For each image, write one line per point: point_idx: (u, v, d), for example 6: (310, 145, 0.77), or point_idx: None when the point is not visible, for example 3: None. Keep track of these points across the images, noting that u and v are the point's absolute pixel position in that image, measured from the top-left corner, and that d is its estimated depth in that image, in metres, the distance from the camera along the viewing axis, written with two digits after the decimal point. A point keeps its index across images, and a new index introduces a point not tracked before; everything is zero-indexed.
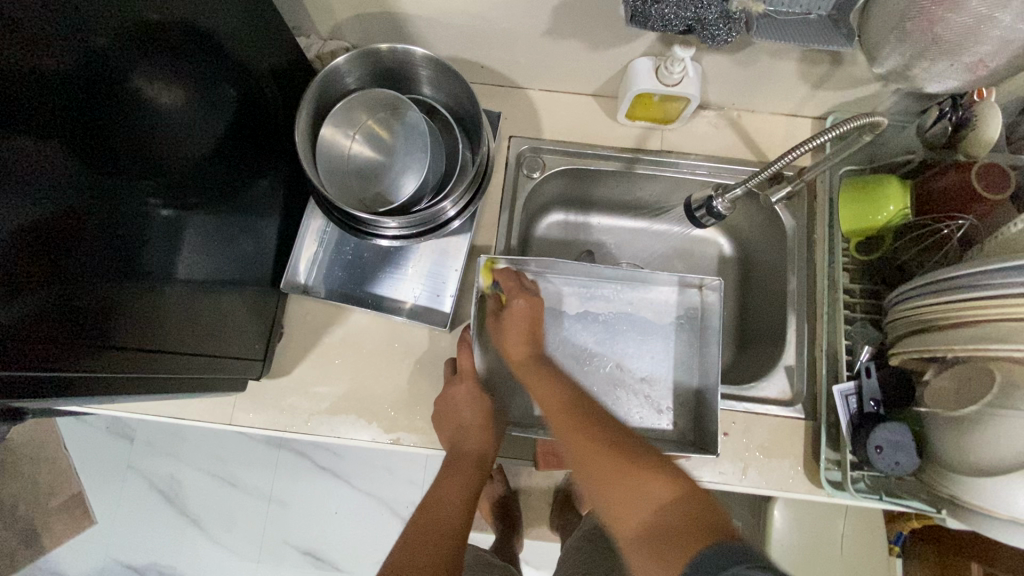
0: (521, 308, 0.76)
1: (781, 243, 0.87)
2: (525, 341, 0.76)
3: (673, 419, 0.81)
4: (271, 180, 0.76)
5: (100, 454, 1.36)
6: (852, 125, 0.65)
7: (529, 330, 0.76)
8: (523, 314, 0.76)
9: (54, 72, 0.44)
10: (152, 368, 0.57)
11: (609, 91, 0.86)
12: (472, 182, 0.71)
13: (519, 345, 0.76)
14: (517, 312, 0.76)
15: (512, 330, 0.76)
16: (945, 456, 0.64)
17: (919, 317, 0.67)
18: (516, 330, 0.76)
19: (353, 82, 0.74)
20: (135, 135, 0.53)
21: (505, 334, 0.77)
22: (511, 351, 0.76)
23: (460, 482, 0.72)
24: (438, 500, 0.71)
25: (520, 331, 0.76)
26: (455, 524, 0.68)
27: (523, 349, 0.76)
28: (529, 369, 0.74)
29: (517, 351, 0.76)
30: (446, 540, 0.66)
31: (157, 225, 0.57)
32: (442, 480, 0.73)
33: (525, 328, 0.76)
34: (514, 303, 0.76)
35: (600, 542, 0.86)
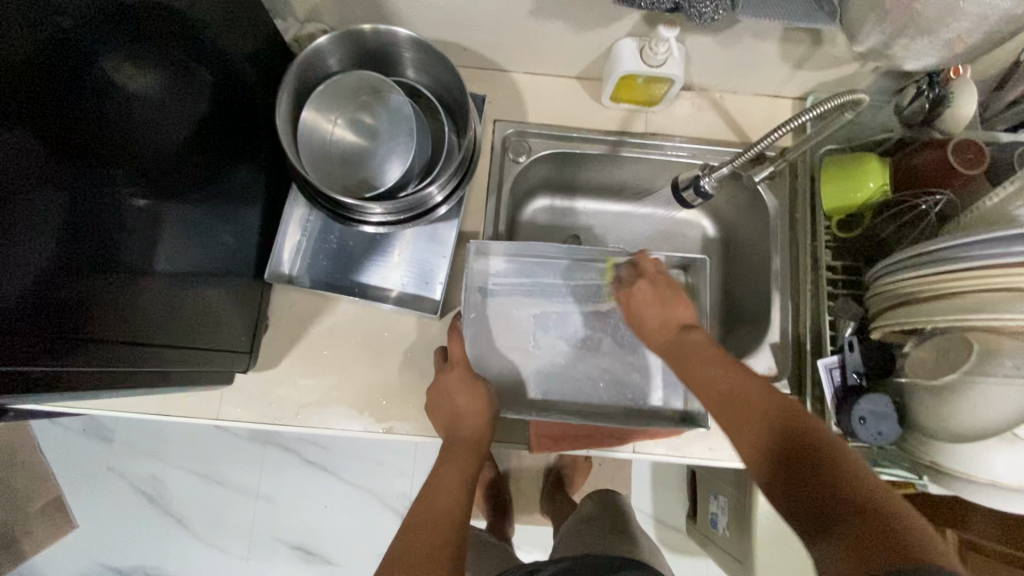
0: (641, 290, 0.74)
1: (764, 223, 0.88)
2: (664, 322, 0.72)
3: (664, 394, 0.82)
4: (251, 168, 0.73)
5: (79, 457, 1.33)
6: (835, 103, 0.66)
7: (665, 306, 0.72)
8: (649, 291, 0.73)
9: (17, 58, 0.42)
10: (133, 362, 0.56)
11: (593, 73, 0.86)
12: (459, 167, 0.70)
13: (659, 325, 0.72)
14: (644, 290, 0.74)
15: (648, 309, 0.73)
16: (926, 423, 0.66)
17: (898, 291, 0.68)
18: (648, 310, 0.73)
19: (336, 64, 0.72)
20: (106, 122, 0.51)
21: (644, 313, 0.74)
22: (652, 330, 0.73)
23: (459, 467, 0.71)
24: (438, 486, 0.69)
25: (654, 311, 0.73)
26: (458, 507, 0.67)
27: (661, 329, 0.72)
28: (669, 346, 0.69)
29: (656, 331, 0.72)
30: (449, 524, 0.64)
31: (134, 216, 0.55)
32: (442, 466, 0.71)
33: (659, 306, 0.72)
34: (636, 284, 0.75)
35: (598, 526, 0.87)
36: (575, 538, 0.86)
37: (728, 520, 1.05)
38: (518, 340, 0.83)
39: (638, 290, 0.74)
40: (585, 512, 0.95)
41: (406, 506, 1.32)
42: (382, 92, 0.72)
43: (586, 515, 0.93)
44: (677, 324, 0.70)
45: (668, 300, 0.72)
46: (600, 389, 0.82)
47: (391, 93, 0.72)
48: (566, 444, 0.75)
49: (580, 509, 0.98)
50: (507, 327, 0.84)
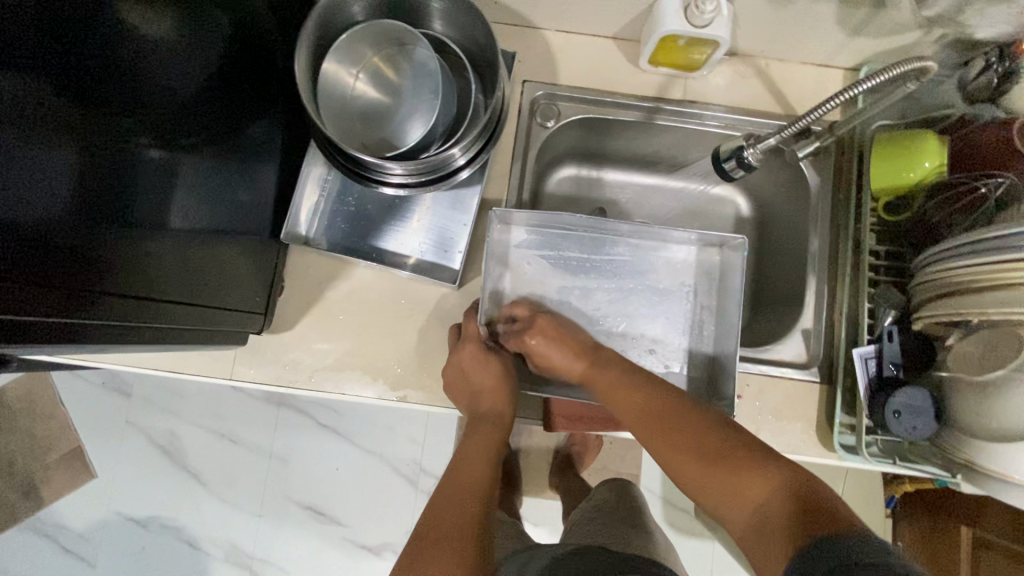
0: (544, 324, 0.74)
1: (804, 204, 0.83)
2: (652, 417, 0.63)
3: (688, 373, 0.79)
4: (269, 121, 0.70)
5: (97, 409, 1.35)
6: (902, 70, 0.59)
7: (576, 350, 0.73)
8: (545, 336, 0.74)
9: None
10: (148, 317, 0.54)
11: (631, 34, 0.81)
12: (484, 128, 0.66)
13: (667, 437, 0.61)
14: (539, 332, 0.74)
15: (551, 348, 0.73)
16: (962, 421, 0.62)
17: (951, 280, 0.63)
18: (554, 353, 0.73)
19: (361, 12, 0.68)
20: (120, 68, 0.48)
21: (543, 346, 0.73)
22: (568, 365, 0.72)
23: (484, 445, 0.69)
24: (465, 463, 0.67)
25: (563, 352, 0.73)
26: (485, 484, 0.65)
27: (577, 370, 0.72)
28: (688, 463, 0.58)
29: (570, 363, 0.73)
30: (474, 500, 0.62)
31: (148, 167, 0.53)
32: (467, 444, 0.70)
33: (565, 347, 0.73)
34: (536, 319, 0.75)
35: (613, 516, 0.86)
36: (591, 526, 0.85)
37: None
38: None
39: (536, 334, 0.74)
40: (600, 499, 0.95)
41: (416, 474, 1.33)
42: (407, 44, 0.68)
43: (603, 504, 0.92)
44: (589, 349, 0.73)
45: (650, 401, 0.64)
46: None
47: (417, 46, 0.68)
48: (582, 424, 0.75)
49: (593, 495, 0.98)
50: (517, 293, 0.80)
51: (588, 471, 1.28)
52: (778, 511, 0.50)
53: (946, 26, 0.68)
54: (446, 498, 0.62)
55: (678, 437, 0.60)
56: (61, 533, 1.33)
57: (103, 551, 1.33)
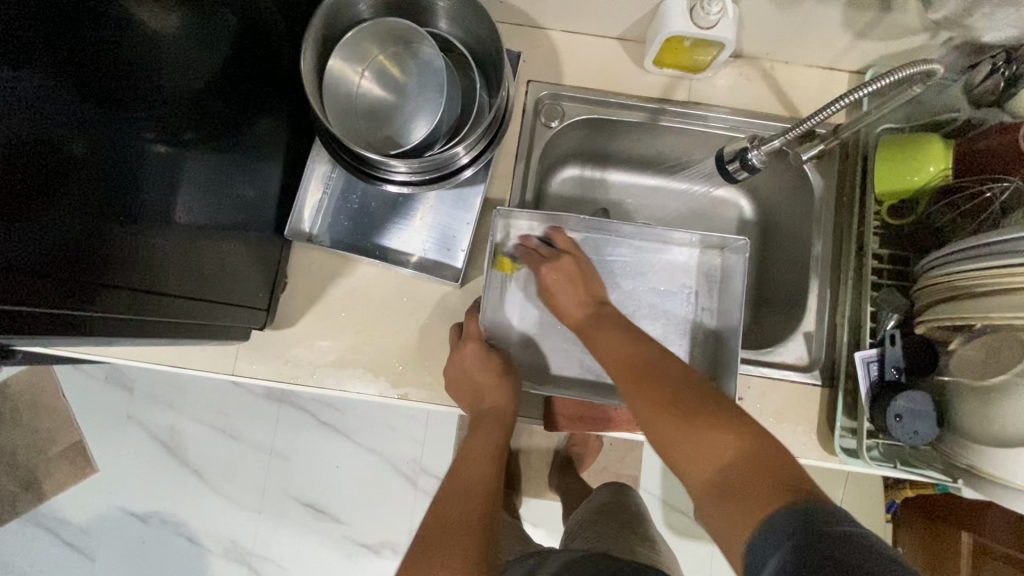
0: (566, 265, 0.75)
1: (808, 207, 0.83)
2: (634, 371, 0.62)
3: None
4: (274, 119, 0.71)
5: (99, 404, 1.36)
6: (909, 73, 0.59)
7: (585, 299, 0.74)
8: (564, 275, 0.75)
9: None
10: (153, 310, 0.55)
11: (636, 35, 0.81)
12: (489, 128, 0.66)
13: (645, 388, 0.60)
14: (557, 270, 0.75)
15: (564, 290, 0.75)
16: (965, 425, 0.62)
17: (952, 283, 0.63)
18: (566, 293, 0.74)
19: (367, 11, 0.68)
20: (127, 63, 0.48)
21: (558, 287, 0.75)
22: (570, 311, 0.73)
23: (486, 445, 0.69)
24: (468, 461, 0.67)
25: (574, 296, 0.74)
26: (487, 482, 0.65)
27: (577, 316, 0.73)
28: (658, 413, 0.57)
29: (573, 307, 0.74)
30: (479, 500, 0.62)
31: (153, 162, 0.53)
32: (471, 441, 0.70)
33: (579, 290, 0.74)
34: (558, 260, 0.76)
35: (613, 521, 0.86)
36: (592, 530, 0.85)
37: None
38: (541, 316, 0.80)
39: (552, 272, 0.75)
40: (601, 502, 0.95)
41: (416, 473, 1.33)
42: (412, 42, 0.68)
43: (603, 506, 0.92)
44: (594, 303, 0.73)
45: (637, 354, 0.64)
46: None
47: (422, 44, 0.68)
48: (581, 424, 0.75)
49: (593, 496, 0.98)
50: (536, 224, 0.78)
51: (588, 472, 1.28)
52: (741, 471, 0.49)
53: (953, 29, 0.68)
54: (448, 499, 0.62)
55: (654, 390, 0.59)
56: (62, 526, 1.34)
57: (104, 545, 1.34)
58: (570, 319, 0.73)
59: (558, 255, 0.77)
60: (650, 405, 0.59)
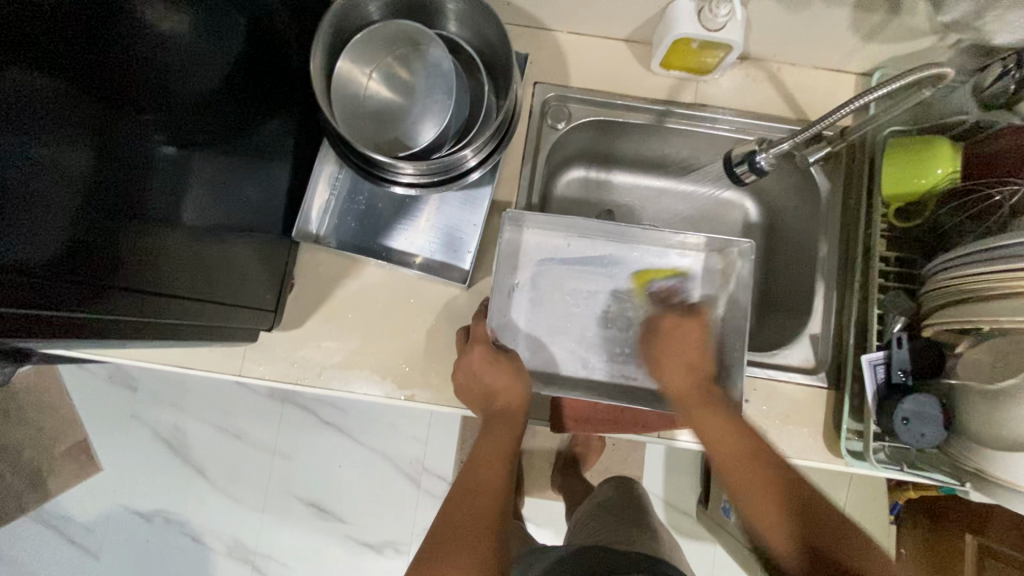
0: (690, 327, 0.74)
1: (814, 209, 0.83)
2: (741, 454, 0.62)
3: None
4: (282, 120, 0.71)
5: (105, 402, 1.36)
6: (918, 76, 0.59)
7: (696, 367, 0.72)
8: (685, 338, 0.74)
9: None
10: (160, 313, 0.55)
11: (643, 36, 0.81)
12: (497, 130, 0.66)
13: (744, 472, 0.61)
14: (682, 331, 0.75)
15: (676, 354, 0.73)
16: (973, 428, 0.62)
17: (961, 286, 0.63)
18: (683, 350, 0.74)
19: (376, 13, 0.68)
20: (135, 65, 0.48)
21: (672, 350, 0.74)
22: (672, 374, 0.72)
23: (497, 444, 0.68)
24: (479, 460, 0.66)
25: (686, 361, 0.73)
26: (498, 482, 0.64)
27: (679, 385, 0.71)
28: (759, 497, 0.59)
29: (679, 372, 0.72)
30: (489, 501, 0.62)
31: (161, 163, 0.53)
32: (482, 442, 0.69)
33: (691, 353, 0.73)
34: (682, 319, 0.75)
35: (616, 514, 0.86)
36: (595, 526, 0.85)
37: None
38: (549, 319, 0.80)
39: (675, 326, 0.76)
40: (605, 497, 0.95)
41: (419, 473, 1.33)
42: (421, 45, 0.68)
43: (607, 501, 0.93)
44: (703, 376, 0.71)
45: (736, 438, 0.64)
46: (629, 372, 0.79)
47: (431, 46, 0.68)
48: (589, 426, 0.77)
49: (597, 492, 0.99)
50: (682, 273, 0.81)
51: (591, 472, 1.28)
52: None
53: (962, 32, 0.68)
54: (456, 499, 0.62)
55: (755, 474, 0.61)
56: (66, 524, 1.34)
57: (108, 543, 1.34)
58: (671, 383, 0.72)
59: (684, 319, 0.76)
60: (748, 488, 0.60)
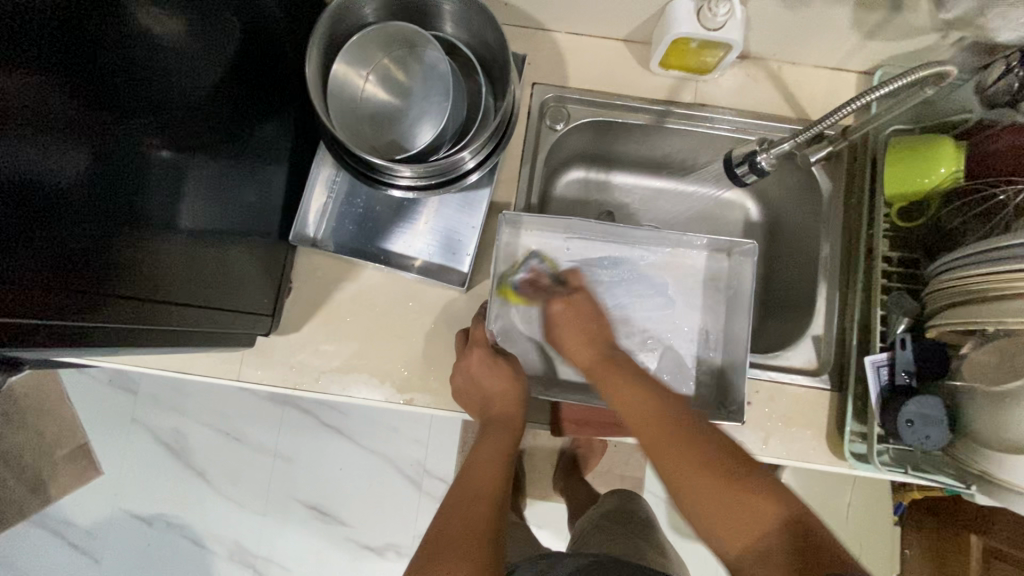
0: (574, 302, 0.75)
1: (816, 210, 0.82)
2: (651, 418, 0.60)
3: (697, 379, 0.77)
4: (278, 123, 0.70)
5: (105, 407, 1.36)
6: (919, 75, 0.58)
7: (592, 339, 0.72)
8: (573, 310, 0.74)
9: None
10: (156, 319, 0.54)
11: (642, 36, 0.80)
12: (494, 131, 0.65)
13: (657, 439, 0.58)
14: (572, 307, 0.75)
15: (573, 328, 0.73)
16: (978, 430, 0.61)
17: (965, 287, 0.62)
18: (577, 326, 0.73)
19: (372, 14, 0.68)
20: (130, 68, 0.48)
21: (565, 329, 0.74)
22: (574, 352, 0.72)
23: (496, 449, 0.67)
24: (478, 465, 0.66)
25: (581, 334, 0.72)
26: (496, 485, 0.64)
27: (585, 359, 0.71)
28: (675, 466, 0.55)
29: (579, 348, 0.72)
30: (488, 506, 0.61)
31: (157, 168, 0.52)
32: (478, 448, 0.68)
33: (589, 329, 0.73)
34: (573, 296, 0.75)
35: (620, 528, 0.85)
36: (598, 537, 0.84)
37: None
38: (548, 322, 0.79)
39: (566, 306, 0.75)
40: (606, 509, 0.94)
41: (421, 475, 1.32)
42: (417, 46, 0.68)
43: (611, 513, 0.92)
44: (603, 347, 0.71)
45: (669, 426, 0.58)
46: None
47: (427, 48, 0.67)
48: (589, 429, 0.75)
49: (601, 506, 0.97)
50: (532, 253, 0.79)
51: (593, 473, 1.28)
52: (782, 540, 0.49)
53: (964, 30, 0.67)
54: (455, 504, 0.61)
55: (672, 437, 0.57)
56: (67, 529, 1.34)
57: (109, 548, 1.34)
58: (578, 358, 0.71)
59: (564, 296, 0.76)
60: (667, 460, 0.56)
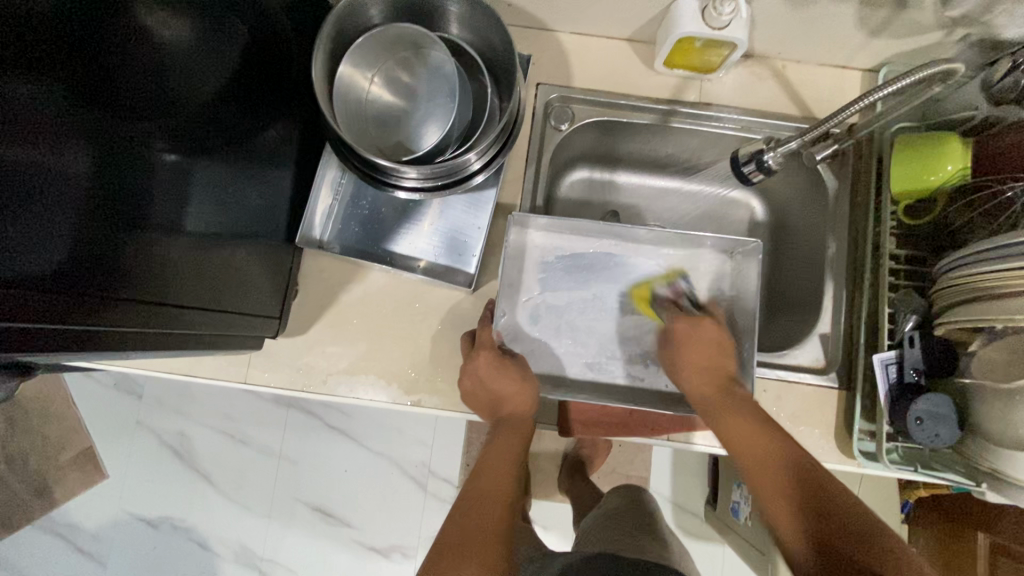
0: (707, 329, 0.72)
1: (822, 208, 0.82)
2: (746, 440, 0.63)
3: None
4: (284, 126, 0.70)
5: (110, 410, 1.36)
6: (927, 74, 0.58)
7: (718, 371, 0.70)
8: (708, 339, 0.72)
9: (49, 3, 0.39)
10: (163, 323, 0.54)
11: (646, 36, 0.80)
12: (501, 132, 0.65)
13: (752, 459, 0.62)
14: (698, 334, 0.72)
15: (697, 356, 0.71)
16: (988, 428, 0.61)
17: (974, 284, 0.62)
18: (703, 354, 0.71)
19: (377, 16, 0.68)
20: (136, 72, 0.48)
21: (690, 355, 0.72)
22: (697, 379, 0.70)
23: (506, 450, 0.67)
24: (487, 467, 0.65)
25: (707, 364, 0.71)
26: (507, 486, 0.64)
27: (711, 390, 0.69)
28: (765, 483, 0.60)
29: (704, 377, 0.70)
30: (498, 508, 0.61)
31: (162, 171, 0.52)
32: (489, 449, 0.68)
33: (715, 357, 0.71)
34: (699, 321, 0.73)
35: (624, 523, 0.85)
36: (603, 534, 0.84)
37: (750, 511, 1.03)
38: (554, 322, 0.79)
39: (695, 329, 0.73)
40: (612, 505, 0.94)
41: (426, 477, 1.32)
42: (423, 48, 0.68)
43: (616, 510, 0.92)
44: (726, 379, 0.69)
45: (775, 455, 0.61)
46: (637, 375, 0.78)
47: (433, 49, 0.67)
48: (598, 429, 0.76)
49: (605, 502, 0.98)
50: (680, 274, 0.79)
51: (598, 474, 1.28)
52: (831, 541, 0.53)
53: (970, 27, 0.67)
54: (465, 506, 0.61)
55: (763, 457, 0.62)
56: (74, 532, 1.34)
57: (115, 551, 1.34)
58: (695, 385, 0.70)
59: (694, 320, 0.73)
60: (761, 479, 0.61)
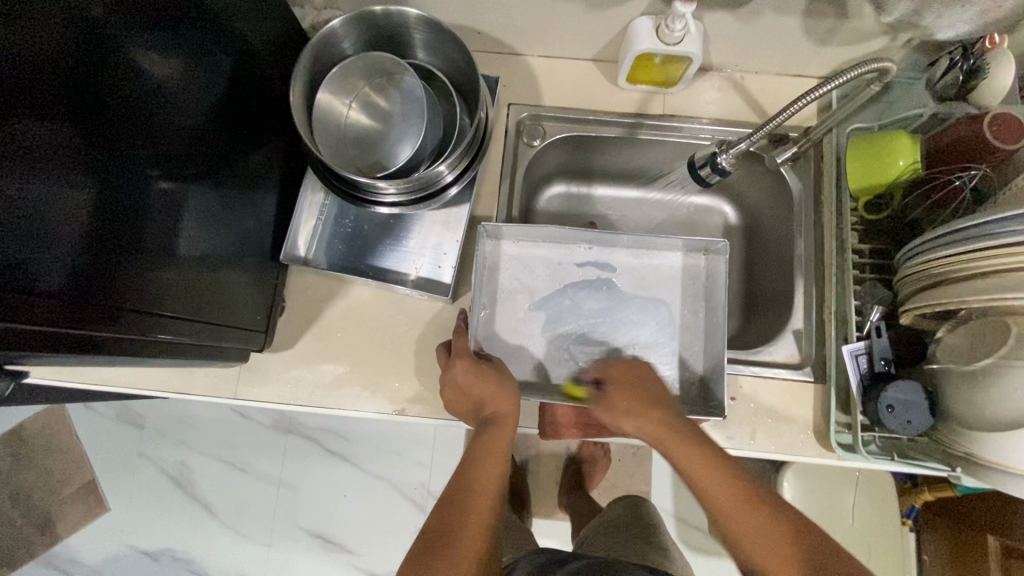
0: (636, 373, 0.73)
1: (788, 209, 0.85)
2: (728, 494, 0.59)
3: (683, 378, 0.78)
4: (266, 151, 0.75)
5: (111, 443, 1.38)
6: (861, 71, 0.61)
7: (658, 405, 0.68)
8: (638, 379, 0.72)
9: (53, 46, 0.44)
10: (155, 335, 0.57)
11: (609, 55, 0.85)
12: (469, 145, 0.69)
13: (733, 513, 0.58)
14: (632, 373, 0.73)
15: (633, 394, 0.69)
16: (956, 410, 0.62)
17: (933, 270, 0.64)
18: (637, 393, 0.69)
19: (350, 47, 0.73)
20: (134, 107, 0.53)
21: (628, 395, 0.69)
22: (645, 421, 0.66)
23: (490, 451, 0.67)
24: (474, 468, 0.66)
25: (649, 401, 0.68)
26: (495, 482, 0.65)
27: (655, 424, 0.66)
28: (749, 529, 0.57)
29: (647, 414, 0.66)
30: (487, 509, 0.63)
31: (157, 196, 0.56)
32: (473, 447, 0.68)
33: (649, 394, 0.70)
34: (630, 366, 0.74)
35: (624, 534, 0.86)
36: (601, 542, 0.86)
37: None
38: (533, 329, 0.80)
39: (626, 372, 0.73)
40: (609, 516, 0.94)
41: (426, 499, 1.32)
42: (396, 75, 0.73)
43: (613, 520, 0.92)
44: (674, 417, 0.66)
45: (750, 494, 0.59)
46: None
47: (404, 75, 0.72)
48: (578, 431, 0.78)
49: (605, 513, 0.98)
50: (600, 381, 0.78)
51: (598, 489, 1.28)
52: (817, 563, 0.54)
53: (909, 31, 0.71)
54: (450, 499, 0.64)
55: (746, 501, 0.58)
56: (75, 568, 1.34)
57: None
58: (646, 425, 0.66)
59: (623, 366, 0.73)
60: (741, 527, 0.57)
